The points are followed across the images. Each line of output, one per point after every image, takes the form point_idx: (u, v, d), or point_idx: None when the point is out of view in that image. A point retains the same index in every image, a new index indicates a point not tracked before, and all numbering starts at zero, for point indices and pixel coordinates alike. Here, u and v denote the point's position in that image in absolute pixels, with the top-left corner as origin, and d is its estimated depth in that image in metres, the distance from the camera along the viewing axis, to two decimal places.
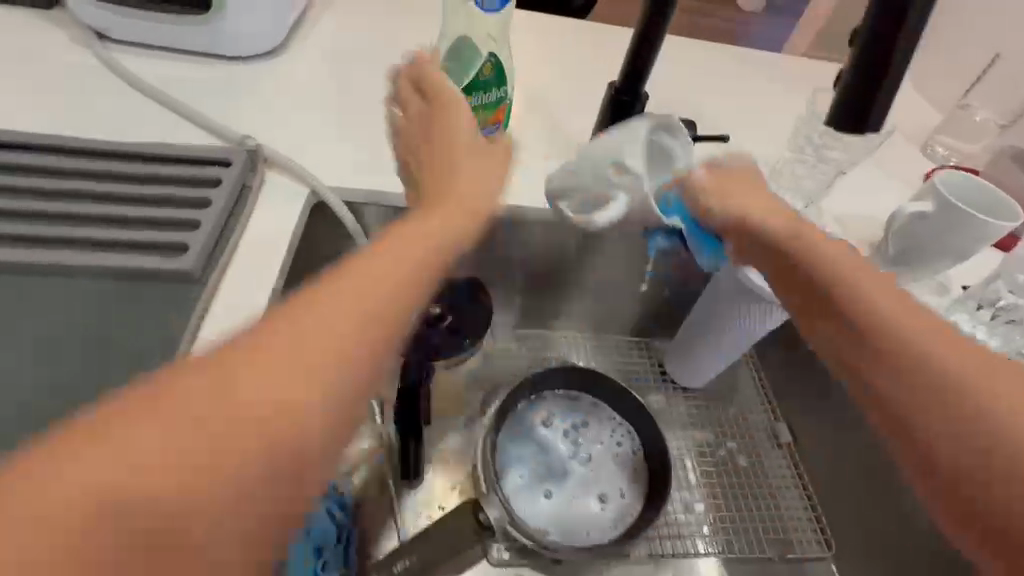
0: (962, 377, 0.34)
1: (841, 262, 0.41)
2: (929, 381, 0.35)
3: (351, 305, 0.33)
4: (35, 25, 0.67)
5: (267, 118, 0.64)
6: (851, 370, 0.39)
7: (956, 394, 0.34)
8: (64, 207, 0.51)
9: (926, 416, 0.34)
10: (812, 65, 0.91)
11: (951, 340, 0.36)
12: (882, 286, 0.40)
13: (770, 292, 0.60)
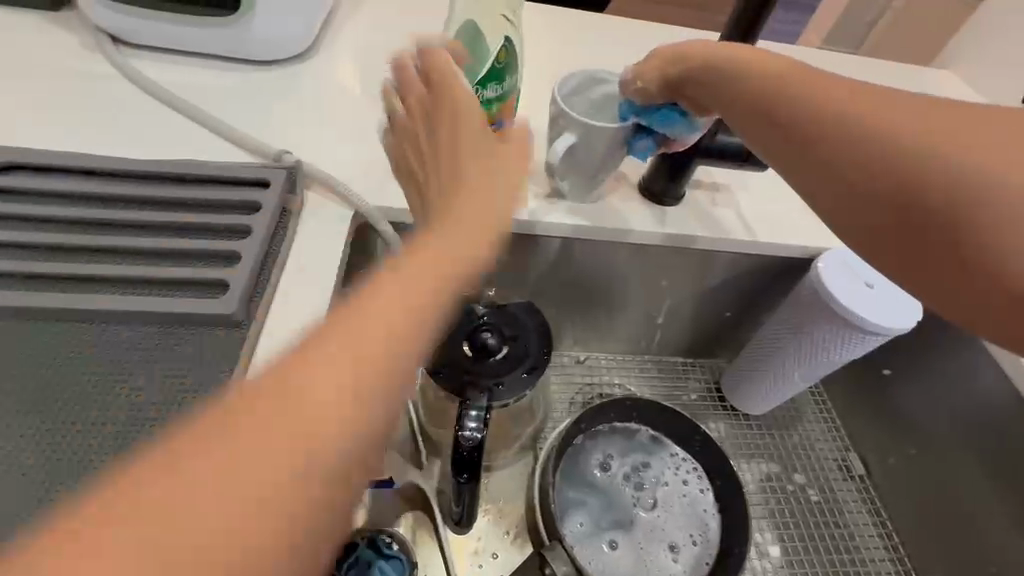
0: (960, 179, 0.34)
1: (827, 86, 0.39)
2: (905, 172, 0.35)
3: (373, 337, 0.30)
4: (39, 28, 0.60)
5: (297, 128, 0.58)
6: (846, 196, 0.39)
7: (933, 183, 0.35)
8: (82, 242, 0.43)
9: (912, 196, 0.35)
10: (869, 64, 0.85)
11: (919, 111, 0.37)
12: (846, 87, 0.39)
13: (860, 321, 0.55)
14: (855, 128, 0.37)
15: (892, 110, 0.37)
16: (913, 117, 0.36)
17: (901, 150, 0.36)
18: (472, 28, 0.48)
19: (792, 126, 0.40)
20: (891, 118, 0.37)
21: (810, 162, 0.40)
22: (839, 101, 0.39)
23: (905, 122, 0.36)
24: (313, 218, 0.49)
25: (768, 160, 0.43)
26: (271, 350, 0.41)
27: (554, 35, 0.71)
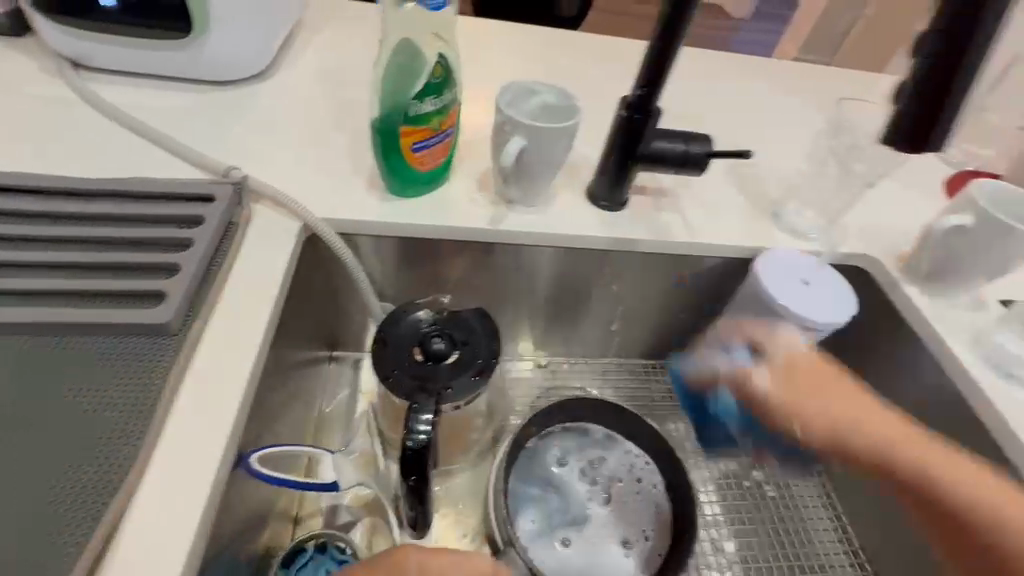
0: (931, 479, 0.44)
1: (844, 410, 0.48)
2: (935, 494, 0.44)
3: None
4: (3, 53, 0.63)
5: (251, 144, 0.60)
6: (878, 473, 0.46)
7: (971, 523, 0.43)
8: (21, 256, 0.44)
9: (952, 520, 0.44)
10: (822, 71, 0.88)
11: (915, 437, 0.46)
12: (883, 422, 0.47)
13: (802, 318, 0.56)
14: (864, 422, 0.47)
15: (946, 470, 0.44)
16: (904, 426, 0.47)
17: (903, 489, 0.45)
18: (407, 48, 0.50)
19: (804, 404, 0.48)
20: (930, 462, 0.45)
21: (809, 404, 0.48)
22: (848, 433, 0.47)
23: (931, 454, 0.45)
24: (258, 230, 0.50)
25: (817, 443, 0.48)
26: (206, 354, 0.42)
27: (508, 52, 0.74)
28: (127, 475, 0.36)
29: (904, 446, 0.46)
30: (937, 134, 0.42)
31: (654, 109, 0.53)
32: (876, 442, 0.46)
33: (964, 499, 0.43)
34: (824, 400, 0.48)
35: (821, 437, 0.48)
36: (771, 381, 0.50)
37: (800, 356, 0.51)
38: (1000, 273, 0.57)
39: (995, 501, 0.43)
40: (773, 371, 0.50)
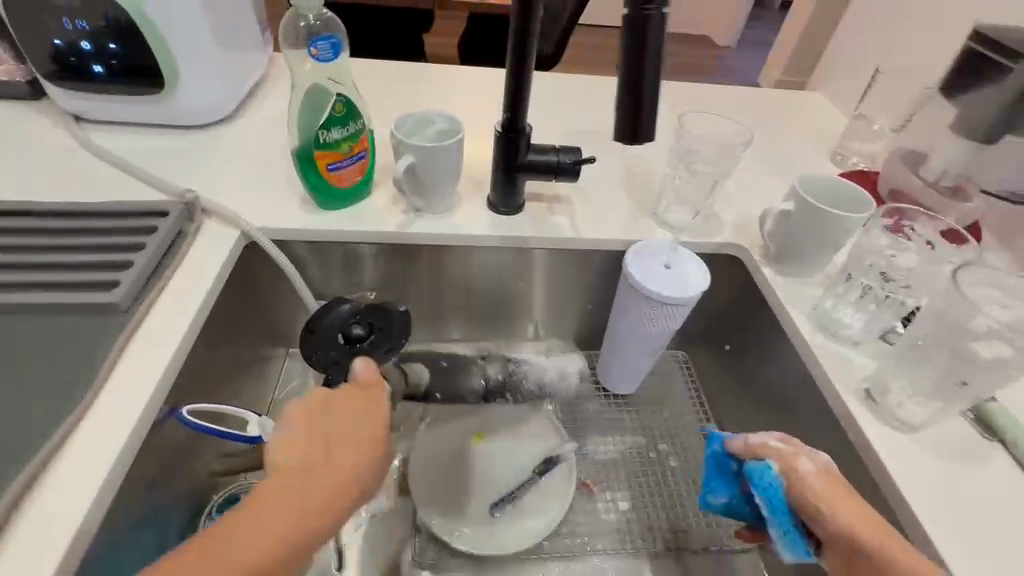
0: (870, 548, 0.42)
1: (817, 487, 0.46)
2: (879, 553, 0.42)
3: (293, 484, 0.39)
4: (23, 112, 0.79)
5: (211, 172, 0.74)
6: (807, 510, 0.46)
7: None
8: (11, 257, 0.56)
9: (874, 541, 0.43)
10: (720, 95, 1.00)
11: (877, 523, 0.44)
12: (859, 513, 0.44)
13: (659, 293, 0.64)
14: (843, 521, 0.44)
15: (891, 548, 0.42)
16: (856, 513, 0.45)
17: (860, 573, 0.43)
18: (317, 91, 0.63)
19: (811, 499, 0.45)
20: (894, 549, 0.42)
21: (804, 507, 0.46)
22: (839, 510, 0.44)
23: (908, 560, 0.42)
24: (202, 237, 0.63)
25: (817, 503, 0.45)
26: (149, 328, 0.54)
27: (434, 93, 0.89)
28: (71, 409, 0.47)
29: (836, 503, 0.45)
30: (643, 122, 0.41)
31: (522, 127, 0.65)
32: (863, 549, 0.43)
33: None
34: (848, 511, 0.44)
35: (837, 526, 0.44)
36: (813, 473, 0.47)
37: (817, 474, 0.47)
38: (835, 251, 0.65)
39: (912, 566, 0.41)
40: (819, 473, 0.47)
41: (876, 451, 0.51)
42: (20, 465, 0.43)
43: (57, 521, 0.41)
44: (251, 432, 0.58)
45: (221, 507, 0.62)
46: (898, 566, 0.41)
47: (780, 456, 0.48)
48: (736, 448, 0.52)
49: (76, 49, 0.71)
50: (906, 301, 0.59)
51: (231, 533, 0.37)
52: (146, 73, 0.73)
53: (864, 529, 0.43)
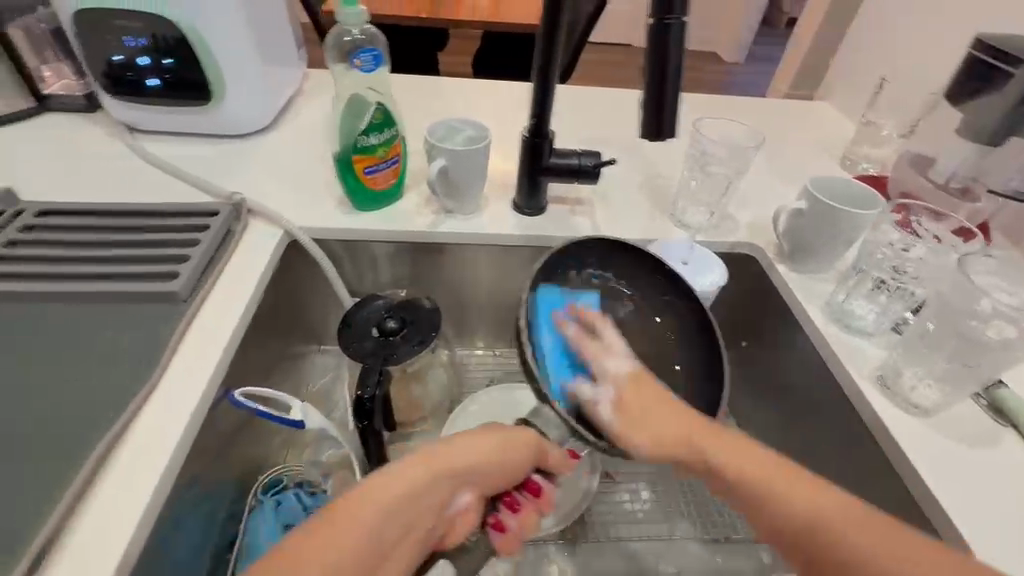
0: (837, 529, 0.38)
1: (737, 458, 0.43)
2: (792, 517, 0.40)
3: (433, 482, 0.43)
4: (79, 123, 0.85)
5: (253, 176, 0.79)
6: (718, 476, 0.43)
7: (811, 533, 0.39)
8: (77, 251, 0.61)
9: (787, 511, 0.40)
10: (732, 104, 1.04)
11: (802, 484, 0.41)
12: (750, 465, 0.42)
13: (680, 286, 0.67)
14: (650, 426, 0.45)
15: (788, 485, 0.40)
16: (781, 472, 0.42)
17: (751, 506, 0.42)
18: (356, 99, 0.69)
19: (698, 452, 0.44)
20: (750, 466, 0.42)
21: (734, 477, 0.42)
22: (629, 395, 0.47)
23: (796, 485, 0.40)
24: (249, 235, 0.68)
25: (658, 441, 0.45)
26: (205, 315, 0.58)
27: (460, 105, 0.94)
28: (138, 384, 0.50)
29: (713, 446, 0.44)
30: (665, 119, 0.45)
31: (547, 132, 0.70)
32: (694, 447, 0.44)
33: (797, 508, 0.40)
34: (642, 405, 0.46)
35: (615, 387, 0.48)
36: (613, 385, 0.48)
37: (625, 377, 0.48)
38: (847, 247, 0.68)
39: (834, 526, 0.38)
40: (631, 377, 0.48)
41: (896, 435, 0.53)
42: (97, 436, 0.46)
43: (133, 488, 0.44)
44: (296, 415, 0.62)
45: (267, 489, 0.65)
46: (745, 475, 0.42)
47: (607, 347, 0.51)
48: (559, 316, 0.54)
49: (134, 65, 0.77)
50: (914, 291, 0.62)
51: (368, 506, 0.39)
52: (196, 85, 0.78)
53: (678, 443, 0.44)
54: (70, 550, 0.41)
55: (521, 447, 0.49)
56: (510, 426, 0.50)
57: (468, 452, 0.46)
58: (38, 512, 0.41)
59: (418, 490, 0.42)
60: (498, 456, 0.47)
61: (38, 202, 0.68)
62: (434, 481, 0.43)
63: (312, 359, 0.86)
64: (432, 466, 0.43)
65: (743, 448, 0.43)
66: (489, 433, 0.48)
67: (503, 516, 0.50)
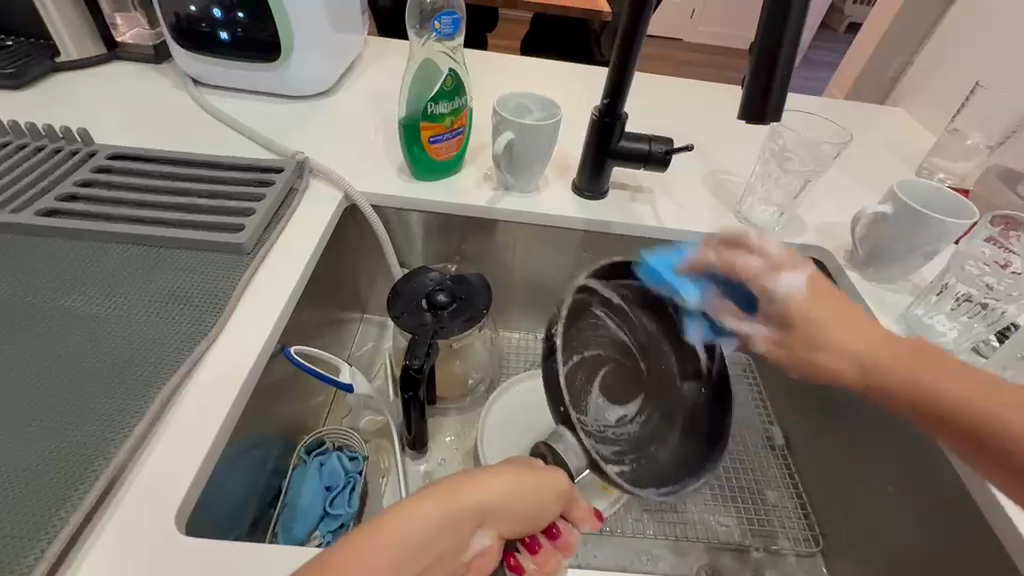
0: (961, 399, 0.43)
1: (869, 334, 0.46)
2: (949, 406, 0.43)
3: (434, 532, 0.36)
4: (145, 73, 0.86)
5: (313, 136, 0.78)
6: (867, 386, 0.46)
7: (948, 408, 0.43)
8: (145, 198, 0.61)
9: (922, 372, 0.44)
10: (803, 101, 0.99)
11: (950, 367, 0.44)
12: (950, 375, 0.44)
13: None
14: (834, 340, 0.46)
15: (920, 363, 0.44)
16: (984, 386, 0.43)
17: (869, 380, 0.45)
18: (430, 65, 0.69)
19: (886, 386, 0.45)
20: (934, 375, 0.44)
21: (925, 391, 0.44)
22: (810, 302, 0.47)
23: (946, 376, 0.43)
24: (310, 197, 0.67)
25: (865, 360, 0.45)
26: (269, 271, 0.58)
27: (521, 82, 0.92)
28: (202, 333, 0.50)
29: (820, 306, 0.47)
30: (770, 106, 0.44)
31: (620, 113, 0.68)
32: (852, 354, 0.45)
33: (934, 393, 0.43)
34: (821, 317, 0.47)
35: (786, 313, 0.47)
36: (803, 291, 0.47)
37: (808, 289, 0.47)
38: (929, 258, 0.64)
39: (962, 391, 0.43)
40: (807, 289, 0.48)
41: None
42: (162, 378, 0.46)
43: (197, 432, 0.45)
44: (345, 377, 0.61)
45: (311, 449, 0.65)
46: (918, 385, 0.44)
47: (773, 265, 0.49)
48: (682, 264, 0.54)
49: (207, 16, 0.77)
50: (1004, 311, 0.58)
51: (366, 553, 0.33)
52: (265, 41, 0.78)
53: (870, 351, 0.45)
54: (136, 486, 0.42)
55: (542, 495, 0.42)
56: (541, 466, 0.44)
57: (489, 491, 0.40)
58: (104, 447, 0.42)
59: (446, 530, 0.37)
60: (528, 490, 0.41)
61: (111, 146, 0.69)
62: (461, 517, 0.38)
63: (355, 323, 0.83)
64: (459, 505, 0.38)
65: (856, 352, 0.46)
66: (516, 466, 0.43)
67: (522, 558, 0.43)
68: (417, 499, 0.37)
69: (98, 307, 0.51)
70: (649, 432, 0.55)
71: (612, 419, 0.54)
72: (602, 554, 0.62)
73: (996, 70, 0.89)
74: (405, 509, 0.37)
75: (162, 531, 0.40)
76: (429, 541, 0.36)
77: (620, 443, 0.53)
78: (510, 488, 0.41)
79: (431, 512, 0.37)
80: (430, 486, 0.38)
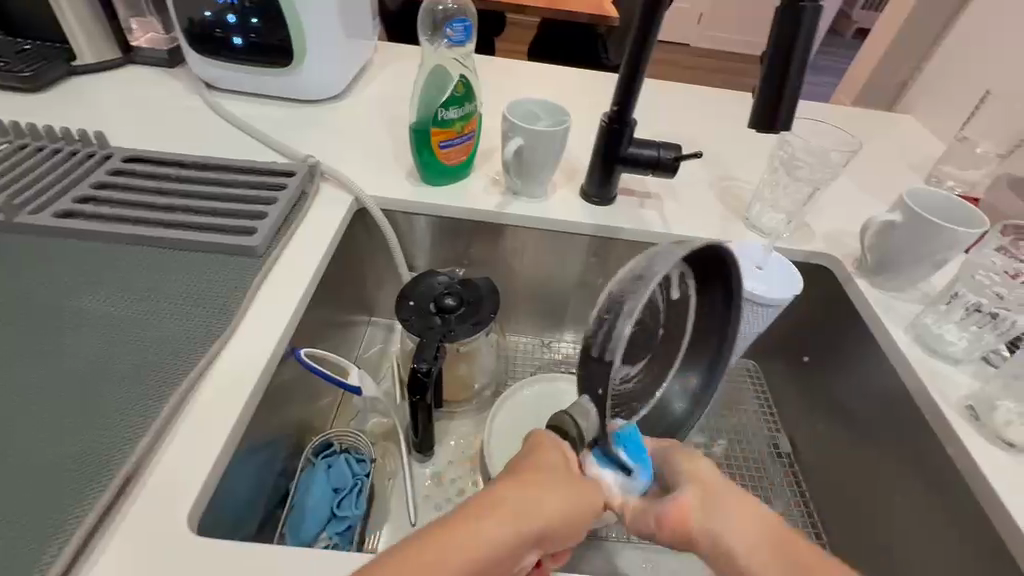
0: None
1: (694, 504, 0.41)
2: None
3: (489, 556, 0.33)
4: (159, 77, 0.87)
5: (324, 140, 0.79)
6: (683, 535, 0.40)
7: (824, 567, 0.38)
8: (161, 201, 0.62)
9: None
10: (812, 108, 0.99)
11: (807, 570, 0.38)
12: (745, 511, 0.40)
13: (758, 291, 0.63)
14: (717, 531, 0.39)
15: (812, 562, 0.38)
16: (765, 537, 0.39)
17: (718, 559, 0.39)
18: (440, 71, 0.70)
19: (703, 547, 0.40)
20: (733, 547, 0.39)
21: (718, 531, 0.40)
22: (680, 466, 0.43)
23: (740, 528, 0.39)
24: (321, 200, 0.68)
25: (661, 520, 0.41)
26: (281, 273, 0.58)
27: (530, 88, 0.92)
28: (215, 336, 0.51)
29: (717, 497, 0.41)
30: (780, 115, 0.44)
31: (628, 120, 0.68)
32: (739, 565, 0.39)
33: (752, 531, 0.39)
34: (718, 512, 0.40)
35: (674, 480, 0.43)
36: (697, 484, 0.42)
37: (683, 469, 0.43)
38: (938, 267, 0.64)
39: (754, 560, 0.38)
40: (707, 471, 0.43)
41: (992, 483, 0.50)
42: (176, 378, 0.47)
43: (209, 434, 0.45)
44: (353, 380, 0.62)
45: (319, 451, 0.65)
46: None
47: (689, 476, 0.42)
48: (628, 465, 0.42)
49: (222, 22, 0.78)
50: (1015, 321, 0.58)
51: (418, 574, 0.31)
52: (278, 46, 0.79)
53: (734, 548, 0.39)
54: (151, 485, 0.42)
55: (593, 514, 0.39)
56: (593, 478, 0.41)
57: (547, 509, 0.37)
58: (119, 448, 0.42)
59: (504, 556, 0.34)
60: (584, 514, 0.38)
61: (127, 149, 0.70)
62: (518, 542, 0.35)
63: (363, 326, 0.84)
64: (520, 529, 0.35)
65: (657, 510, 0.41)
66: (567, 476, 0.40)
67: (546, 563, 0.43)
68: (473, 515, 0.35)
69: (114, 308, 0.52)
70: (643, 385, 0.54)
71: (619, 376, 0.51)
72: (607, 560, 0.62)
73: (1007, 78, 0.88)
74: (463, 526, 0.34)
75: (174, 530, 0.40)
76: (483, 566, 0.33)
77: (615, 395, 0.51)
78: (563, 507, 0.37)
79: (486, 533, 0.34)
80: (484, 499, 0.36)
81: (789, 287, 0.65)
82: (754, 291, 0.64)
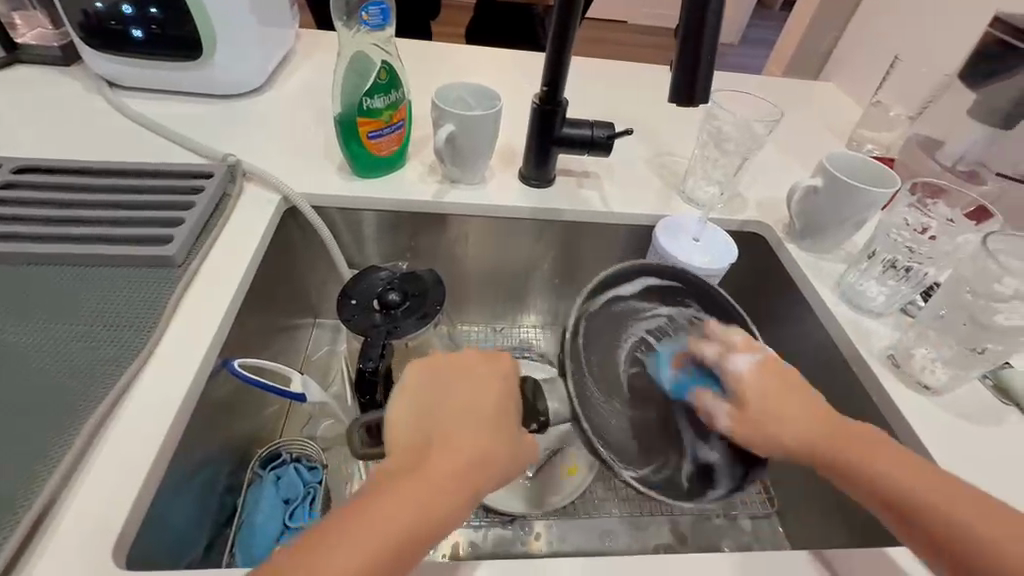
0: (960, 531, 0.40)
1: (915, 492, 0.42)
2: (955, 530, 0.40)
3: (447, 435, 0.41)
4: (54, 78, 0.80)
5: (245, 137, 0.74)
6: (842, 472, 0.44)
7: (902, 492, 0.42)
8: (61, 213, 0.57)
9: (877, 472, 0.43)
10: (740, 80, 1.02)
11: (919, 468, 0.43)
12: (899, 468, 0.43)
13: (696, 264, 0.65)
14: (783, 425, 0.45)
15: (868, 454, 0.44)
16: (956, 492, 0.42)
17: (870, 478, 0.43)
18: (362, 58, 0.67)
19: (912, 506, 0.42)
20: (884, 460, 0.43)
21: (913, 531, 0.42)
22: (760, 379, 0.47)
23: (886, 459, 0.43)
24: (244, 201, 0.64)
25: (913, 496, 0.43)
26: (205, 282, 0.55)
27: (463, 72, 0.90)
28: (133, 354, 0.47)
29: (770, 403, 0.46)
30: (698, 87, 0.45)
31: (560, 100, 0.67)
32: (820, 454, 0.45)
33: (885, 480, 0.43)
34: (767, 407, 0.46)
35: (737, 388, 0.47)
36: (749, 370, 0.47)
37: (756, 371, 0.47)
38: (858, 228, 0.67)
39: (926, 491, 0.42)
40: (759, 368, 0.47)
41: (916, 430, 0.53)
42: (94, 402, 0.44)
43: (132, 459, 0.42)
44: (296, 388, 0.59)
45: (265, 463, 0.63)
46: (876, 472, 0.43)
47: (724, 347, 0.49)
48: (675, 360, 0.53)
49: (117, 13, 0.72)
50: (926, 272, 0.62)
51: (391, 490, 0.38)
52: (185, 38, 0.73)
53: (806, 443, 0.45)
54: (68, 519, 0.39)
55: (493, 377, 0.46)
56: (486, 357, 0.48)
57: (472, 395, 0.45)
58: (28, 486, 0.39)
59: (452, 438, 0.41)
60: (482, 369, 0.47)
61: (18, 158, 0.64)
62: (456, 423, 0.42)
63: (308, 328, 0.81)
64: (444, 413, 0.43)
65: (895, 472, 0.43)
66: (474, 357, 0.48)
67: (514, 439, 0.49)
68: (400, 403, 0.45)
69: (14, 334, 0.48)
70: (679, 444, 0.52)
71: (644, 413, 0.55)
72: (568, 537, 0.64)
73: (914, 42, 0.93)
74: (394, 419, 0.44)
75: (97, 566, 0.38)
76: (451, 457, 0.40)
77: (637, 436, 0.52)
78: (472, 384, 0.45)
79: (423, 428, 0.42)
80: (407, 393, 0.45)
81: (725, 256, 0.66)
82: (689, 263, 0.65)
